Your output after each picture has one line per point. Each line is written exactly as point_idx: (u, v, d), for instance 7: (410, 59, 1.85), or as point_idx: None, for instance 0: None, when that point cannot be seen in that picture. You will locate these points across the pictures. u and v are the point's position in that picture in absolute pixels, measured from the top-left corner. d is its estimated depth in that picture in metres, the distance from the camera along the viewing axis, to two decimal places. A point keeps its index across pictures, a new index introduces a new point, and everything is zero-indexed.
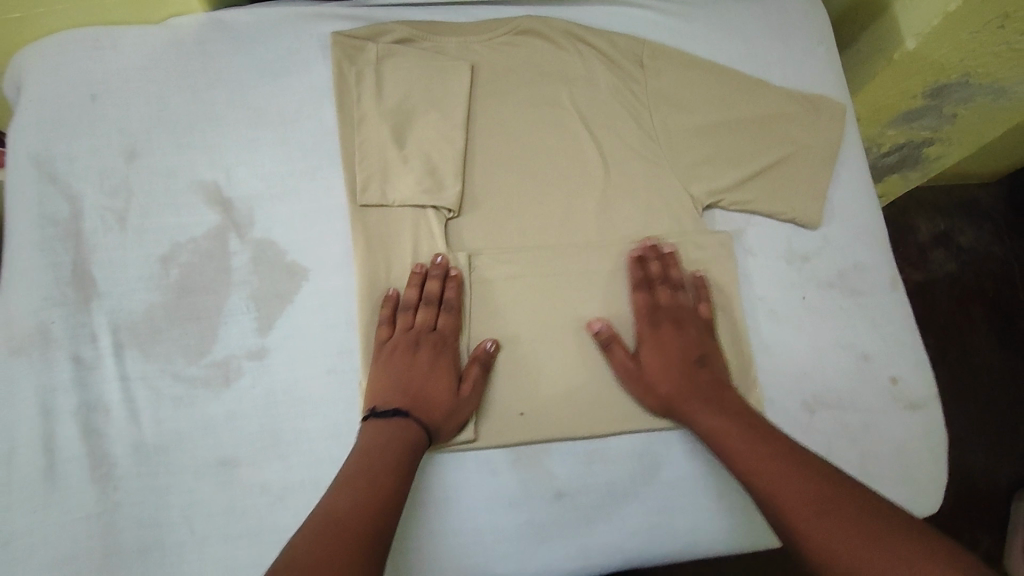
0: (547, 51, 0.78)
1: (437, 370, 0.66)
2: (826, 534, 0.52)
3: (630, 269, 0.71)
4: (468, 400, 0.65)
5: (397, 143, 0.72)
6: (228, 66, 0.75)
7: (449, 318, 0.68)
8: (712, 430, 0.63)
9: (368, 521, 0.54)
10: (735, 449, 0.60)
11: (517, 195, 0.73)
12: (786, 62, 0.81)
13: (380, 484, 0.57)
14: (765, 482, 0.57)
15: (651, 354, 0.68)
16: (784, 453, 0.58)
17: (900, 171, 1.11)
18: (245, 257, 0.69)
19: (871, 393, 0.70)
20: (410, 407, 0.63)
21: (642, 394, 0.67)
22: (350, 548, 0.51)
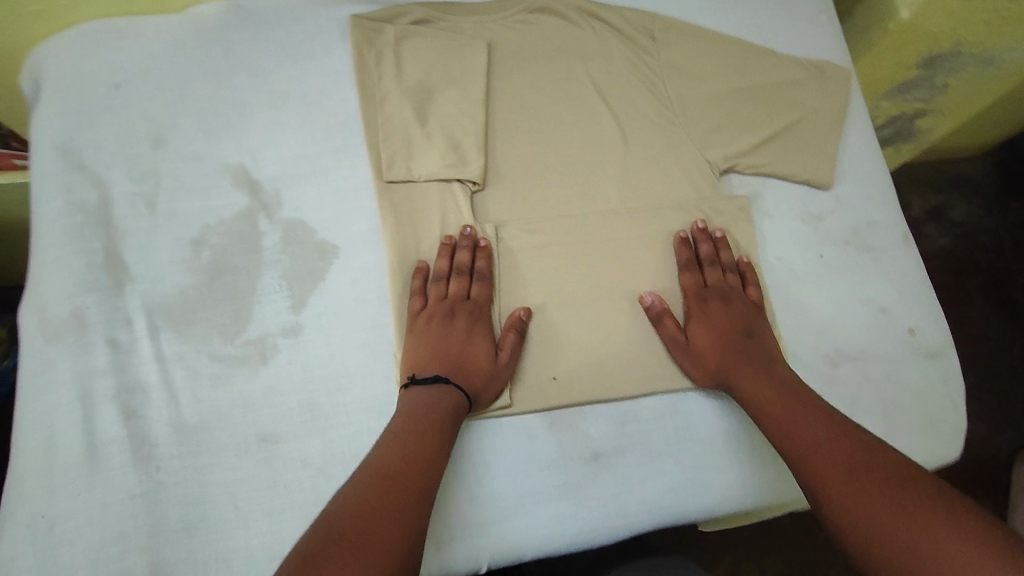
0: (561, 28, 0.80)
1: (473, 338, 0.67)
2: (854, 497, 0.51)
3: (680, 249, 0.72)
4: (505, 366, 0.66)
5: (420, 121, 0.74)
6: (249, 52, 0.77)
7: (482, 287, 0.69)
8: (752, 396, 0.63)
9: (417, 477, 0.56)
10: (773, 413, 0.61)
11: (538, 166, 0.75)
12: (793, 29, 0.83)
13: (426, 441, 0.59)
14: (798, 444, 0.58)
15: (698, 327, 0.69)
16: (822, 419, 0.58)
17: (894, 144, 1.33)
18: (275, 237, 0.70)
19: (895, 345, 0.71)
20: (448, 373, 0.64)
21: (692, 365, 0.68)
22: (401, 502, 0.53)
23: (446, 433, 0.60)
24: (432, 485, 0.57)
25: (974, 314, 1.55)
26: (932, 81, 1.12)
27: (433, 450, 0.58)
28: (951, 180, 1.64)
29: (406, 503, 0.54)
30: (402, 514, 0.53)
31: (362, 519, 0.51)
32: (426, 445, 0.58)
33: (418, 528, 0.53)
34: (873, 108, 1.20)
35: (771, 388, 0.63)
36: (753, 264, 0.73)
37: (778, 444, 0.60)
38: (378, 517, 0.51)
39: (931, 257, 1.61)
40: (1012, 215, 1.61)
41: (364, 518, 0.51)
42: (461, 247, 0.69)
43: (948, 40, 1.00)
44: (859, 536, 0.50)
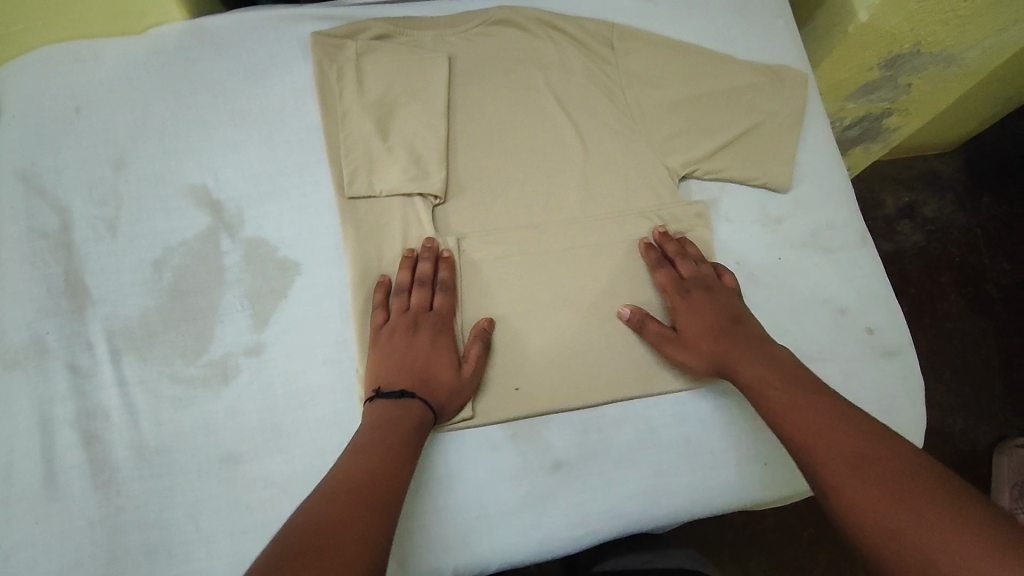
0: (520, 39, 0.80)
1: (439, 352, 0.67)
2: (867, 493, 0.51)
3: (646, 252, 0.73)
4: (469, 378, 0.66)
5: (381, 136, 0.75)
6: (210, 71, 0.76)
7: (444, 300, 0.69)
8: (751, 381, 0.63)
9: (381, 490, 0.56)
10: (775, 406, 0.60)
11: (499, 179, 0.75)
12: (751, 34, 0.83)
13: (391, 454, 0.59)
14: (801, 438, 0.57)
15: (687, 318, 0.69)
16: (823, 409, 0.58)
17: (863, 144, 1.34)
18: (237, 256, 0.70)
19: (852, 345, 0.72)
20: (413, 388, 0.64)
21: (692, 356, 0.68)
22: (365, 513, 0.53)
23: (412, 445, 0.61)
24: (398, 497, 0.57)
25: (950, 310, 1.59)
26: (896, 80, 1.13)
27: (399, 462, 0.59)
28: (923, 177, 1.69)
29: (372, 514, 0.54)
30: (369, 525, 0.52)
31: (325, 531, 0.50)
32: (390, 457, 0.59)
33: (385, 539, 0.53)
34: (839, 109, 1.21)
35: (768, 374, 0.62)
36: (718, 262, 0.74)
37: (782, 438, 0.59)
38: (343, 528, 0.51)
39: (906, 252, 1.64)
40: (984, 210, 1.66)
41: (327, 530, 0.51)
42: (423, 257, 0.70)
43: (908, 40, 1.01)
44: (877, 535, 0.49)
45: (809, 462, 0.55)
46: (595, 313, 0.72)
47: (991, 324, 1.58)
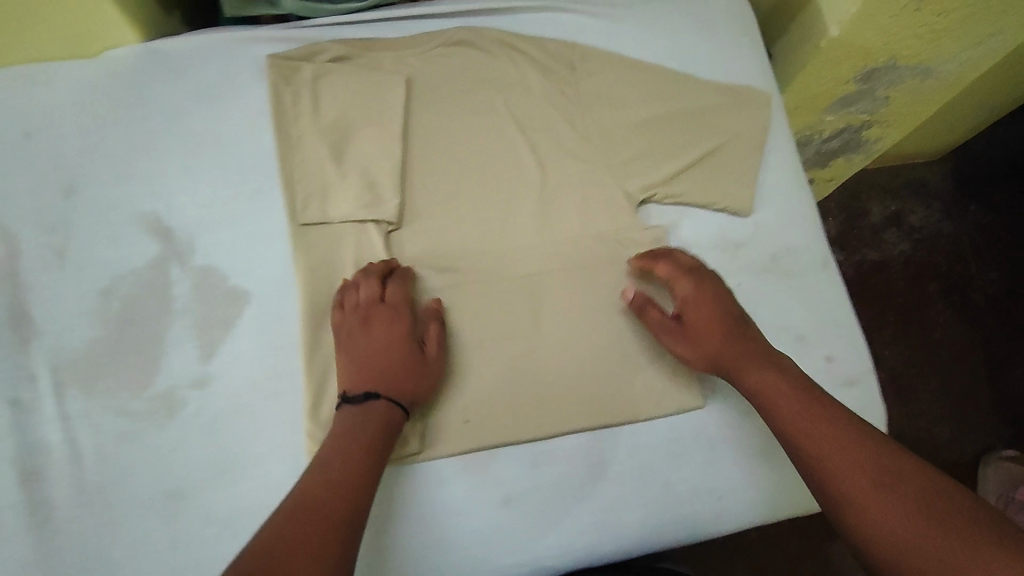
0: (480, 60, 0.79)
1: (399, 342, 0.66)
2: (884, 509, 0.52)
3: (643, 257, 0.71)
4: (435, 365, 0.66)
5: (335, 160, 0.74)
6: (163, 95, 0.75)
7: (397, 291, 0.68)
8: (760, 386, 0.64)
9: (338, 505, 0.55)
10: (786, 417, 0.61)
11: (455, 204, 0.75)
12: (716, 53, 0.82)
13: (349, 466, 0.58)
14: (813, 452, 0.58)
15: (695, 311, 0.68)
16: (835, 423, 0.59)
17: (845, 154, 1.32)
18: (187, 285, 0.70)
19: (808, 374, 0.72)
20: (379, 389, 0.63)
21: (696, 351, 0.67)
22: (319, 532, 0.52)
23: (372, 454, 0.60)
24: (357, 511, 0.56)
25: (937, 320, 1.59)
26: (874, 93, 1.11)
27: (357, 474, 0.58)
28: (909, 186, 1.68)
29: (325, 533, 0.53)
30: (321, 545, 0.52)
31: (273, 555, 0.50)
32: (348, 470, 0.58)
33: (340, 558, 0.52)
34: (818, 121, 1.19)
35: (779, 383, 0.64)
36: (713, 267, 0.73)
37: (793, 448, 0.60)
38: (293, 551, 0.50)
39: (893, 261, 1.63)
40: (970, 218, 1.66)
41: (276, 555, 0.50)
42: (373, 265, 0.69)
43: (882, 54, 1.00)
44: (893, 551, 0.51)
45: (822, 475, 0.57)
46: (547, 343, 0.71)
47: (978, 333, 1.59)
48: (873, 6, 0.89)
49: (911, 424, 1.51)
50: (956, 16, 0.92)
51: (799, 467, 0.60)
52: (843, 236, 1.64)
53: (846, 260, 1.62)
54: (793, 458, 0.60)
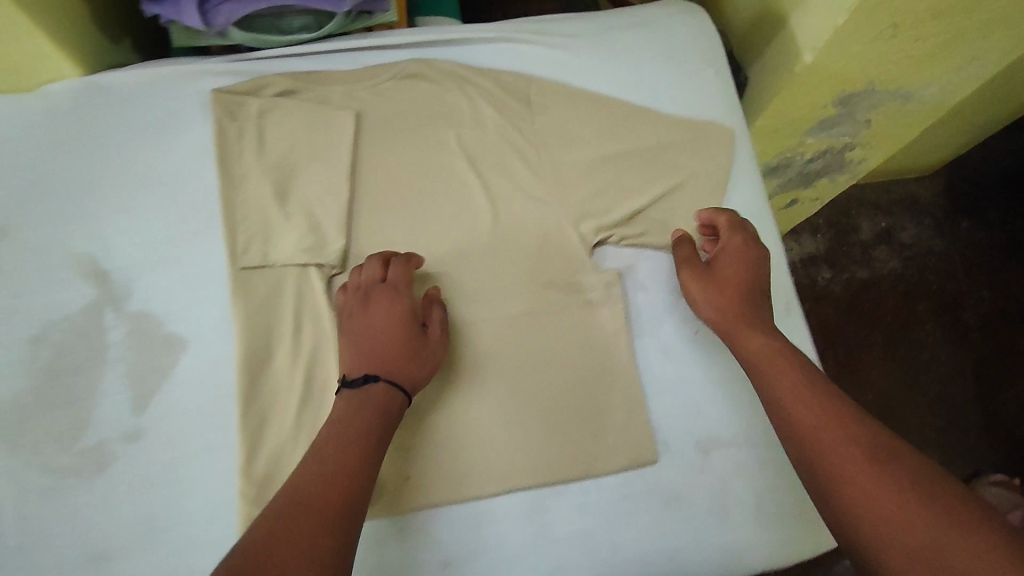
0: (432, 93, 0.76)
1: (402, 321, 0.65)
2: (875, 484, 0.52)
3: (700, 214, 0.74)
4: (436, 347, 0.66)
5: (279, 200, 0.71)
6: (106, 132, 0.72)
7: (403, 273, 0.68)
8: (761, 358, 0.63)
9: (334, 498, 0.54)
10: (782, 390, 0.61)
11: (403, 245, 0.72)
12: (678, 86, 0.79)
13: (344, 457, 0.56)
14: (808, 423, 0.57)
15: (729, 262, 0.69)
16: (831, 399, 0.59)
17: (828, 175, 1.29)
18: (122, 331, 0.68)
19: (765, 427, 0.70)
20: (379, 371, 0.62)
21: (713, 292, 0.68)
22: (311, 528, 0.51)
23: (372, 441, 0.58)
24: (354, 505, 0.54)
25: (926, 340, 1.53)
26: (854, 117, 1.08)
27: (353, 463, 0.56)
28: (899, 203, 1.63)
29: (318, 529, 0.51)
30: (313, 542, 0.50)
31: (261, 556, 0.48)
32: (344, 459, 0.56)
33: (334, 555, 0.51)
34: (798, 144, 1.15)
35: (780, 356, 0.63)
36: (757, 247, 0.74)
37: (785, 420, 0.59)
38: (284, 551, 0.49)
39: (881, 279, 1.57)
40: (962, 236, 1.60)
41: (264, 555, 0.49)
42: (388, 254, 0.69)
43: (860, 79, 0.96)
44: (877, 531, 0.50)
45: (814, 449, 0.56)
46: (491, 396, 0.68)
47: (969, 354, 1.53)
48: (848, 34, 0.86)
49: None
50: (934, 42, 0.90)
51: (787, 441, 0.59)
52: (831, 253, 1.58)
53: (833, 279, 1.57)
54: (783, 430, 0.60)
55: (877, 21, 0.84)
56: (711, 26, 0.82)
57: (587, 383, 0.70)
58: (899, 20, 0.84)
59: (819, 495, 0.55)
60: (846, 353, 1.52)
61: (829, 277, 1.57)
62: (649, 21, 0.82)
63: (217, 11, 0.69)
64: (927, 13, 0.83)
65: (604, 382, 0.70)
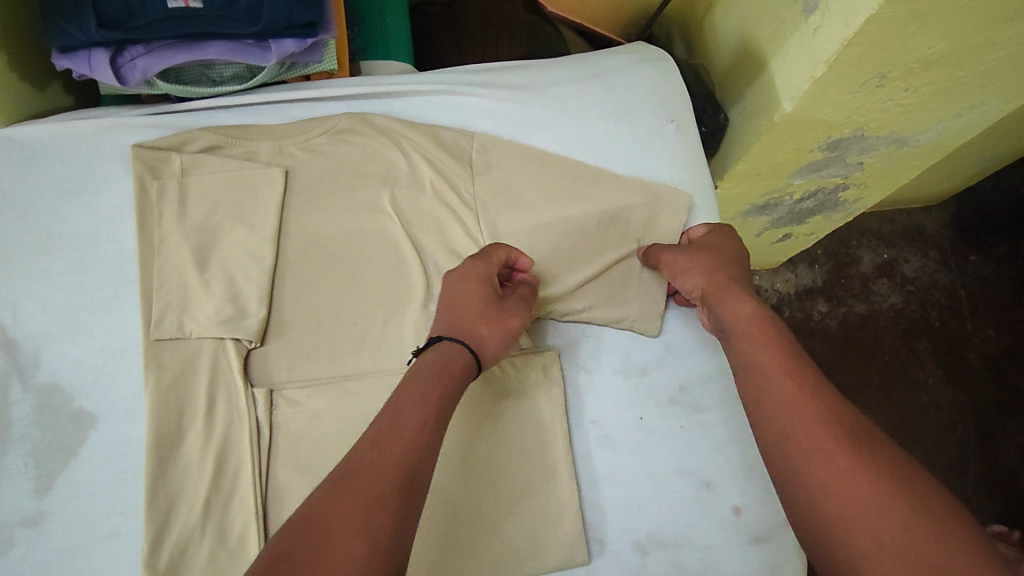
0: (370, 150, 0.71)
1: (482, 284, 0.61)
2: (845, 462, 0.45)
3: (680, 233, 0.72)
4: (515, 314, 0.61)
5: (199, 266, 0.67)
6: (19, 190, 0.68)
7: (499, 251, 0.65)
8: (734, 323, 0.59)
9: (395, 467, 0.46)
10: (761, 357, 0.54)
11: (328, 314, 0.68)
12: (633, 144, 0.75)
13: (406, 425, 0.49)
14: (784, 392, 0.51)
15: (713, 240, 0.67)
16: (815, 376, 0.52)
17: (822, 213, 1.19)
18: (27, 406, 0.64)
19: (712, 525, 0.66)
20: (446, 333, 0.59)
21: (695, 258, 0.65)
22: (365, 501, 0.44)
23: (435, 409, 0.51)
24: (416, 477, 0.47)
25: (925, 382, 1.38)
26: (845, 159, 0.99)
27: (414, 433, 0.49)
28: (904, 233, 1.46)
29: (374, 502, 0.44)
30: (368, 516, 0.43)
31: (309, 530, 0.42)
32: (405, 428, 0.49)
33: (391, 534, 0.43)
34: (785, 185, 1.06)
35: (763, 325, 0.57)
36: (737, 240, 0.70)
37: (757, 387, 0.53)
38: (330, 523, 0.42)
39: (881, 315, 1.41)
40: (969, 269, 1.44)
41: (314, 529, 0.42)
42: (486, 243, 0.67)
43: (847, 126, 0.89)
44: (841, 512, 0.43)
45: (783, 417, 0.50)
46: None
47: (972, 399, 1.37)
48: (829, 86, 0.79)
49: None
50: (927, 91, 0.82)
51: (757, 409, 0.52)
52: (829, 285, 1.42)
53: (829, 313, 1.40)
54: (753, 399, 0.53)
55: (864, 72, 0.77)
56: (675, 79, 0.77)
57: (519, 475, 0.66)
58: (887, 70, 0.77)
59: (781, 469, 0.48)
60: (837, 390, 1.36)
61: (825, 311, 1.41)
62: (605, 71, 0.77)
63: (131, 66, 0.64)
64: (917, 64, 0.76)
65: (537, 473, 0.66)
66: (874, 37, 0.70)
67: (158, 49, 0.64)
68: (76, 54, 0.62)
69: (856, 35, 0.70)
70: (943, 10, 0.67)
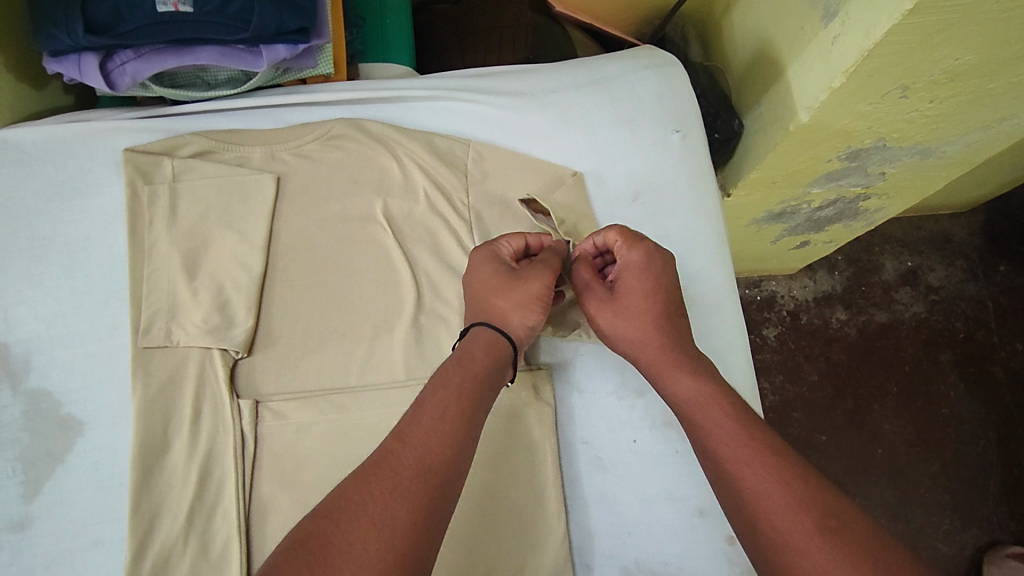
0: (363, 158, 0.70)
1: (492, 263, 0.61)
2: (826, 559, 0.42)
3: (590, 238, 0.65)
4: (533, 278, 0.60)
5: (188, 274, 0.66)
6: (14, 192, 0.68)
7: (514, 236, 0.64)
8: (683, 398, 0.55)
9: (417, 461, 0.47)
10: (721, 445, 0.51)
11: (316, 324, 0.66)
12: (634, 155, 0.72)
13: (427, 416, 0.49)
14: (753, 485, 0.48)
15: (630, 280, 0.62)
16: (779, 456, 0.49)
17: (841, 221, 1.14)
18: (16, 410, 0.64)
19: (704, 555, 0.64)
20: (473, 320, 0.60)
21: (615, 321, 0.61)
22: (385, 492, 0.44)
23: (458, 396, 0.51)
24: (440, 472, 0.47)
25: (945, 395, 1.32)
26: (865, 169, 0.95)
27: (435, 424, 0.49)
28: (931, 241, 1.40)
29: (395, 493, 0.45)
30: (387, 507, 0.44)
31: (327, 520, 0.43)
32: (426, 418, 0.49)
33: (408, 529, 0.43)
34: (802, 193, 1.02)
35: (717, 401, 0.54)
36: (662, 254, 0.63)
37: (724, 481, 0.49)
38: (350, 513, 0.43)
39: (903, 325, 1.35)
40: (999, 280, 1.38)
41: (332, 519, 0.43)
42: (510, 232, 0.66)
43: (868, 135, 0.85)
44: None
45: (754, 509, 0.47)
46: None
47: (995, 416, 1.31)
48: (848, 96, 0.75)
49: (895, 521, 1.25)
50: (953, 103, 0.78)
51: (731, 504, 0.49)
52: (849, 293, 1.37)
53: (848, 321, 1.35)
54: (727, 494, 0.50)
55: (886, 82, 0.73)
56: (681, 86, 0.75)
57: (505, 496, 0.64)
58: (911, 81, 0.73)
59: (766, 572, 0.45)
60: (853, 404, 1.31)
61: (844, 319, 1.36)
62: (608, 77, 0.74)
63: (122, 70, 0.65)
64: (943, 75, 0.72)
65: (523, 495, 0.64)
66: (897, 47, 0.67)
67: (148, 54, 0.65)
68: (67, 58, 0.64)
69: (876, 46, 0.66)
70: (971, 22, 0.63)
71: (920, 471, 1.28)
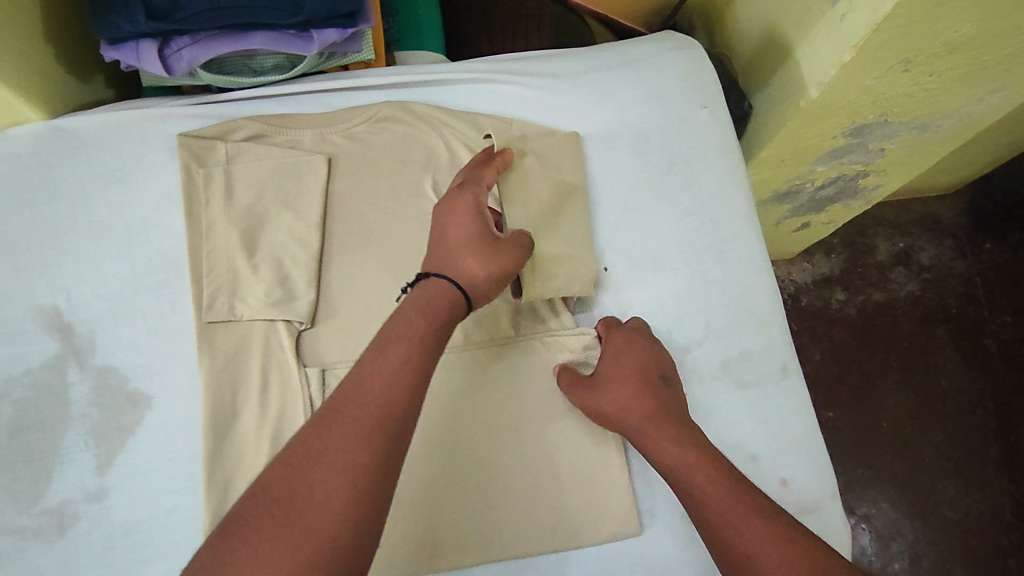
0: (413, 139, 0.74)
1: (475, 222, 0.64)
2: None
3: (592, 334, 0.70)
4: (504, 254, 0.63)
5: (247, 251, 0.69)
6: (72, 178, 0.70)
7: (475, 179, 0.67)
8: (667, 464, 0.60)
9: (376, 407, 0.50)
10: (710, 506, 0.56)
11: (375, 295, 0.69)
12: (665, 129, 0.76)
13: (386, 360, 0.53)
14: (750, 543, 0.53)
15: (613, 367, 0.65)
16: (766, 516, 0.54)
17: (841, 201, 1.19)
18: (84, 387, 0.66)
19: None
20: (435, 270, 0.62)
21: (604, 402, 0.64)
22: (346, 436, 0.48)
23: (419, 345, 0.55)
24: (398, 416, 0.51)
25: (943, 367, 1.37)
26: (867, 146, 1.01)
27: (393, 368, 0.52)
28: (920, 221, 1.47)
29: (354, 435, 0.49)
30: (350, 451, 0.48)
31: (289, 469, 0.47)
32: (386, 366, 0.53)
33: (368, 471, 0.48)
34: (808, 171, 1.07)
35: (700, 460, 0.58)
36: (640, 336, 0.67)
37: (720, 538, 0.54)
38: (315, 458, 0.47)
39: (899, 302, 1.41)
40: (987, 257, 1.44)
41: (297, 466, 0.47)
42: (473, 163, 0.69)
43: (871, 111, 0.90)
44: None
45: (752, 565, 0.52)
46: (465, 454, 0.65)
47: (991, 385, 1.37)
48: (857, 70, 0.80)
49: (903, 491, 1.31)
50: (950, 75, 0.84)
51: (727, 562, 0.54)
52: (846, 274, 1.43)
53: (848, 300, 1.41)
54: (724, 554, 0.54)
55: (890, 56, 0.78)
56: (703, 64, 0.79)
57: (567, 450, 0.67)
58: (913, 55, 0.78)
59: None
60: (858, 379, 1.36)
61: (843, 299, 1.41)
62: (635, 58, 0.79)
63: (177, 56, 0.68)
64: (942, 48, 0.77)
65: (587, 446, 0.67)
66: (903, 20, 0.72)
67: (204, 40, 0.68)
68: (124, 45, 0.66)
69: (884, 19, 0.71)
70: None
71: (926, 440, 1.33)
